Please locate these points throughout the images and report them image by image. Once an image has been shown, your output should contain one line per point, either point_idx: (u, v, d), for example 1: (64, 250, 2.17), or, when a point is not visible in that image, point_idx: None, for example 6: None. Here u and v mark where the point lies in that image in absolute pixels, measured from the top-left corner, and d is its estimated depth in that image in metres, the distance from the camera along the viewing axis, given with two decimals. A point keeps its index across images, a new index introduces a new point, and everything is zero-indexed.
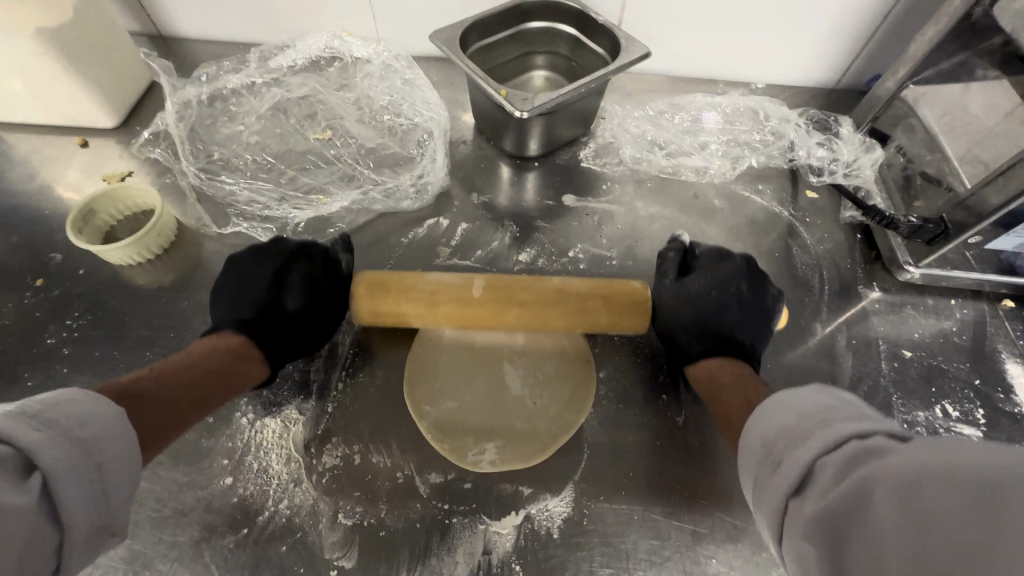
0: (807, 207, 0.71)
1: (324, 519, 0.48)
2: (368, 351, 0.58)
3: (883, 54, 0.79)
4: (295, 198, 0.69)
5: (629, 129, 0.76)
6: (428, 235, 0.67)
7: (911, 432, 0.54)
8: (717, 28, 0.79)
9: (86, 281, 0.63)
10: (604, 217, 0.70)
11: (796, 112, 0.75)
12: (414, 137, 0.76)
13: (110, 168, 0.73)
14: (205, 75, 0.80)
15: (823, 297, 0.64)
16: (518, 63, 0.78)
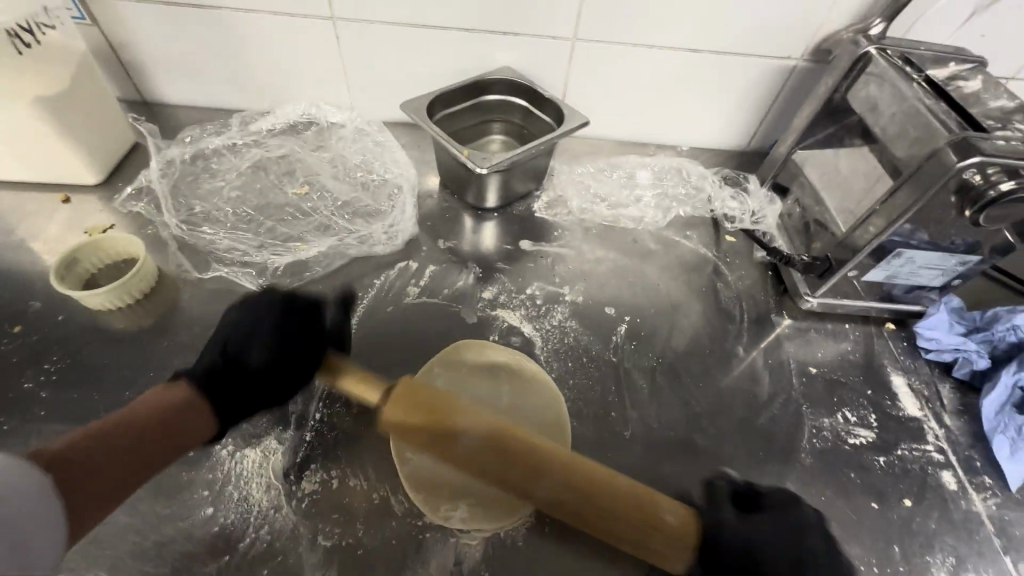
0: (726, 249, 0.83)
1: (303, 541, 0.51)
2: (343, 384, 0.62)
3: (779, 124, 0.96)
4: (273, 245, 0.75)
5: (575, 183, 0.87)
6: (398, 277, 0.74)
7: (819, 436, 0.64)
8: (645, 102, 0.93)
9: (65, 327, 0.65)
10: (556, 260, 0.79)
11: (712, 170, 0.89)
12: (385, 192, 0.84)
13: (92, 221, 0.77)
14: (190, 137, 0.87)
15: (743, 325, 0.75)
16: (478, 128, 0.89)
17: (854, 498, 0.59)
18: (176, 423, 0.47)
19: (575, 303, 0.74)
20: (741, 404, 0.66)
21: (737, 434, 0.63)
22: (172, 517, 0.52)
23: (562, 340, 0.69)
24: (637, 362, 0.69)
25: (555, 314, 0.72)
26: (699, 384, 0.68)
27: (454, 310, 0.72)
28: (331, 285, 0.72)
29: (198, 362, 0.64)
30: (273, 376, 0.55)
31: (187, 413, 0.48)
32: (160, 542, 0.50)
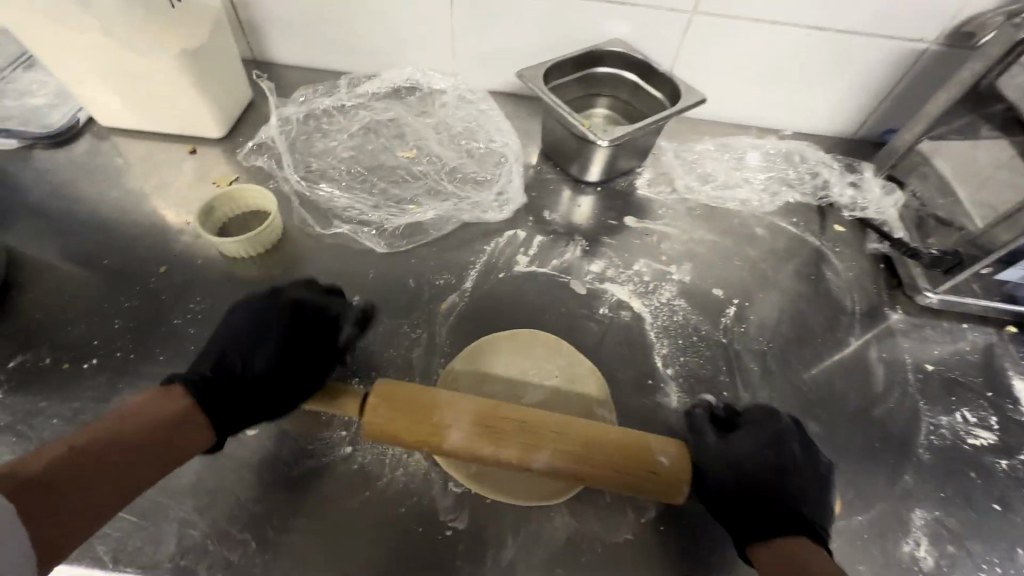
0: (836, 238, 0.81)
1: (437, 486, 0.54)
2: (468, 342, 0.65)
3: (896, 110, 0.92)
4: (388, 207, 0.77)
5: (679, 163, 0.86)
6: (508, 245, 0.75)
7: (937, 433, 0.63)
8: (756, 80, 0.90)
9: (204, 272, 0.69)
10: (661, 237, 0.79)
11: (830, 156, 0.86)
12: (491, 160, 0.85)
13: (218, 173, 0.81)
14: (303, 96, 0.89)
15: (854, 316, 0.73)
16: (583, 101, 0.88)
17: (973, 497, 0.59)
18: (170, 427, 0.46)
19: (683, 281, 0.74)
20: (854, 394, 0.65)
21: (852, 423, 0.63)
22: (316, 452, 0.55)
23: (672, 317, 0.70)
24: (747, 345, 0.69)
25: (663, 291, 0.72)
26: (810, 372, 0.67)
27: (563, 280, 0.72)
28: (443, 247, 0.74)
29: None
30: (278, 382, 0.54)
31: (182, 425, 0.47)
32: (307, 473, 0.54)
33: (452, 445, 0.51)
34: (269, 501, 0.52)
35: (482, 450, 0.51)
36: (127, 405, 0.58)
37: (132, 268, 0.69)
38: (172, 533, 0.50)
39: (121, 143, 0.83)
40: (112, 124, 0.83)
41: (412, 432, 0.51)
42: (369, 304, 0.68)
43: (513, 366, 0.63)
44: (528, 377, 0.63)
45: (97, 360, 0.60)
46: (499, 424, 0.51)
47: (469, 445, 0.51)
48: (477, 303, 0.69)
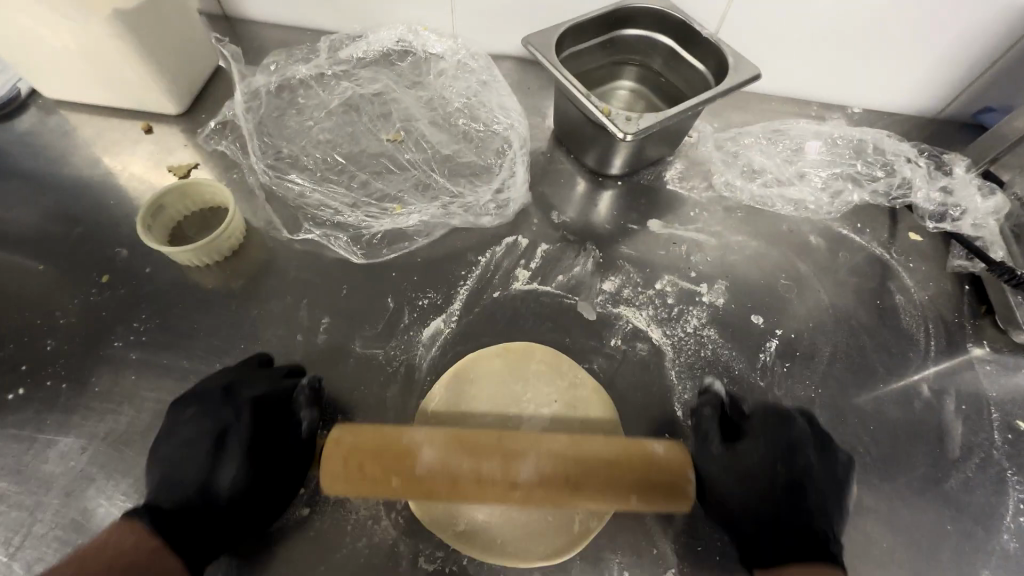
0: (909, 250, 0.66)
1: (404, 561, 0.46)
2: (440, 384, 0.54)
3: (1001, 84, 0.73)
4: (368, 204, 0.66)
5: (719, 151, 0.71)
6: (506, 254, 0.64)
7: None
8: (822, 46, 0.73)
9: (153, 281, 0.60)
10: (692, 246, 0.66)
11: (913, 148, 0.69)
12: (492, 146, 0.72)
13: (176, 158, 0.71)
14: (275, 63, 0.76)
15: (929, 353, 0.59)
16: (606, 72, 0.73)
17: None
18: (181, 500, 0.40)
19: (715, 305, 0.61)
20: (922, 457, 0.53)
21: (916, 496, 0.51)
22: None
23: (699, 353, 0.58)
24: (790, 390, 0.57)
25: (690, 317, 0.60)
26: (868, 425, 0.55)
27: (570, 301, 0.61)
28: (429, 258, 0.63)
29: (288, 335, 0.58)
30: (254, 499, 0.44)
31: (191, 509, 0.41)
32: (253, 539, 0.46)
33: (423, 467, 0.43)
34: (209, 571, 0.45)
35: (457, 473, 0.43)
36: (56, 444, 0.50)
37: (74, 275, 0.60)
38: None
39: (70, 119, 0.73)
40: (59, 97, 0.73)
41: (374, 487, 0.43)
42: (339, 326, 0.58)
43: (505, 386, 0.55)
44: (523, 400, 0.54)
45: (24, 389, 0.53)
46: (473, 442, 0.44)
47: (439, 460, 0.43)
48: (466, 329, 0.59)
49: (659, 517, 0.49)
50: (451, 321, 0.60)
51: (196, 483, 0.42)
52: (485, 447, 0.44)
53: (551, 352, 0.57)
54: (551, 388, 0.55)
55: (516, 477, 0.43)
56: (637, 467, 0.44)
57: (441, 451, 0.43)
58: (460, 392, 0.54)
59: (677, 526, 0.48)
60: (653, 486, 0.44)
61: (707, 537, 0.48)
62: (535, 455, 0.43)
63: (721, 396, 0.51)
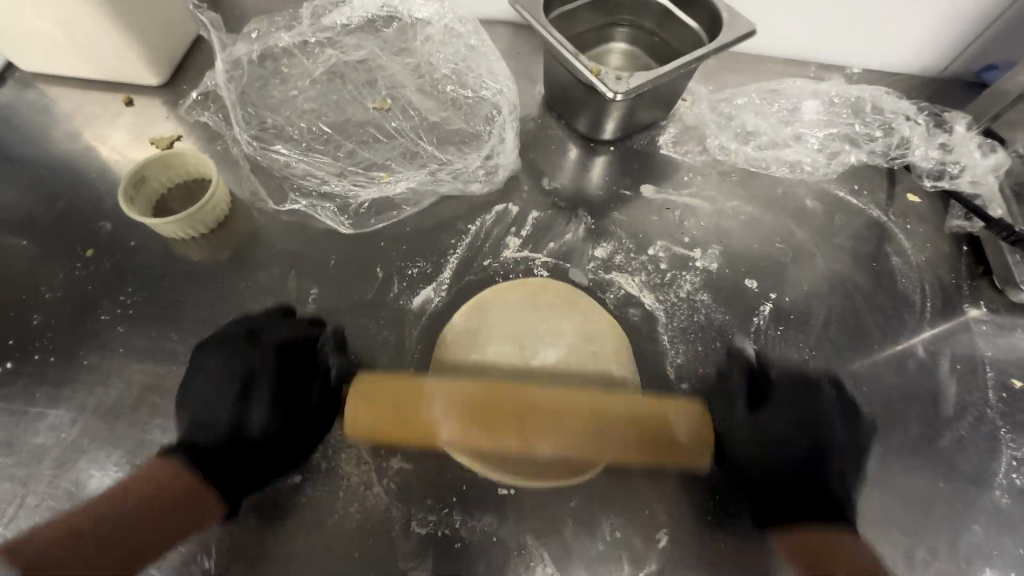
0: (906, 211, 0.65)
1: (396, 526, 0.46)
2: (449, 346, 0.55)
3: (1004, 40, 0.71)
4: (355, 174, 0.64)
5: (714, 114, 0.69)
6: (497, 222, 0.63)
7: (1017, 469, 0.51)
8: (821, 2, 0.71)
9: (138, 255, 0.59)
10: (685, 211, 0.65)
11: (912, 105, 0.67)
12: (481, 113, 0.70)
13: (158, 131, 0.69)
14: (256, 30, 0.74)
15: (925, 314, 0.59)
16: (598, 33, 0.71)
17: None
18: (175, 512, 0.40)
19: (708, 270, 0.60)
20: (916, 417, 0.53)
21: (908, 455, 0.51)
22: (257, 481, 0.47)
23: (691, 319, 0.58)
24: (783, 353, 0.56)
25: (683, 283, 0.59)
26: (862, 386, 0.55)
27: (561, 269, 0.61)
28: (419, 227, 0.62)
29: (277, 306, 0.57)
30: (284, 437, 0.47)
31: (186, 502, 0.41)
32: (246, 507, 0.46)
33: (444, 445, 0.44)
34: (201, 537, 0.45)
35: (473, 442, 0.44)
36: (47, 416, 0.51)
37: (59, 250, 0.60)
38: None
39: (48, 93, 0.71)
40: (36, 69, 0.71)
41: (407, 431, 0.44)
42: (329, 297, 0.58)
43: (522, 314, 0.57)
44: (537, 334, 0.56)
45: (12, 363, 0.53)
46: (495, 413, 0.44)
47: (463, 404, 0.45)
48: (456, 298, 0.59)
49: (651, 479, 0.49)
50: (441, 290, 0.59)
51: (231, 420, 0.46)
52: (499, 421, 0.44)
53: (564, 286, 0.58)
54: (564, 325, 0.56)
55: (534, 444, 0.44)
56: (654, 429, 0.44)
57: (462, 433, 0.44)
58: (476, 324, 0.56)
59: (668, 487, 0.49)
60: (669, 447, 0.44)
61: (698, 497, 0.48)
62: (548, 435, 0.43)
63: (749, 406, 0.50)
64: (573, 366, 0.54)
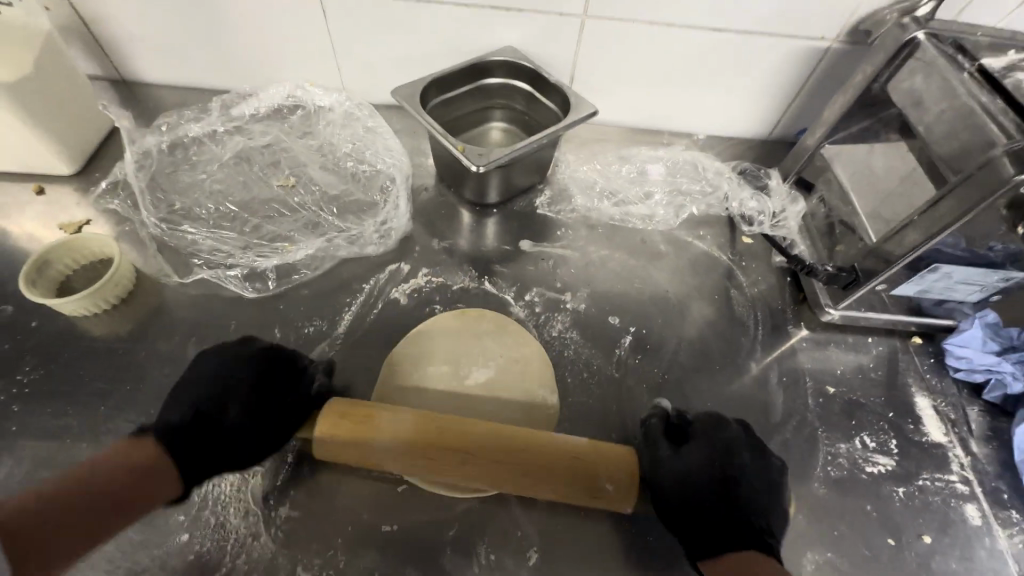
0: (742, 251, 0.77)
1: (283, 572, 0.49)
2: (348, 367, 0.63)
3: (807, 110, 0.88)
4: (258, 245, 0.70)
5: (579, 179, 0.81)
6: (387, 283, 0.70)
7: (834, 463, 0.60)
8: (657, 86, 0.87)
9: (38, 335, 0.62)
10: (558, 261, 0.74)
11: (728, 166, 0.82)
12: (377, 184, 0.79)
13: (67, 216, 0.73)
14: (166, 123, 0.82)
15: (757, 336, 0.70)
16: (477, 115, 0.83)
17: (867, 532, 0.56)
18: (137, 475, 0.44)
19: (577, 310, 0.69)
20: (751, 425, 0.62)
21: None
22: (145, 544, 0.50)
23: (562, 355, 0.65)
24: (641, 378, 0.64)
25: (554, 324, 0.68)
26: (708, 402, 0.64)
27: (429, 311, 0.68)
28: (317, 290, 0.68)
29: (177, 374, 0.61)
30: (249, 437, 0.51)
31: (147, 478, 0.45)
32: (133, 570, 0.48)
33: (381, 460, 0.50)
34: None
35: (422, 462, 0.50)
36: None
37: None
38: None
39: None
40: None
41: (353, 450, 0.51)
42: None
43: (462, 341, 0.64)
44: (472, 358, 0.63)
45: None
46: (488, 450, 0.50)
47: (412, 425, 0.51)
48: (349, 347, 0.64)
49: (522, 504, 0.54)
50: (335, 344, 0.65)
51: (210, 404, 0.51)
52: (448, 452, 0.50)
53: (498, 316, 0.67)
54: (494, 346, 0.64)
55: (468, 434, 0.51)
56: (586, 467, 0.51)
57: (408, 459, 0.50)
58: (416, 355, 0.63)
59: (538, 510, 0.54)
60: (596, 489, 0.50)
61: (564, 518, 0.54)
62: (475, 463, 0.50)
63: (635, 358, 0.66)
64: (499, 393, 0.61)
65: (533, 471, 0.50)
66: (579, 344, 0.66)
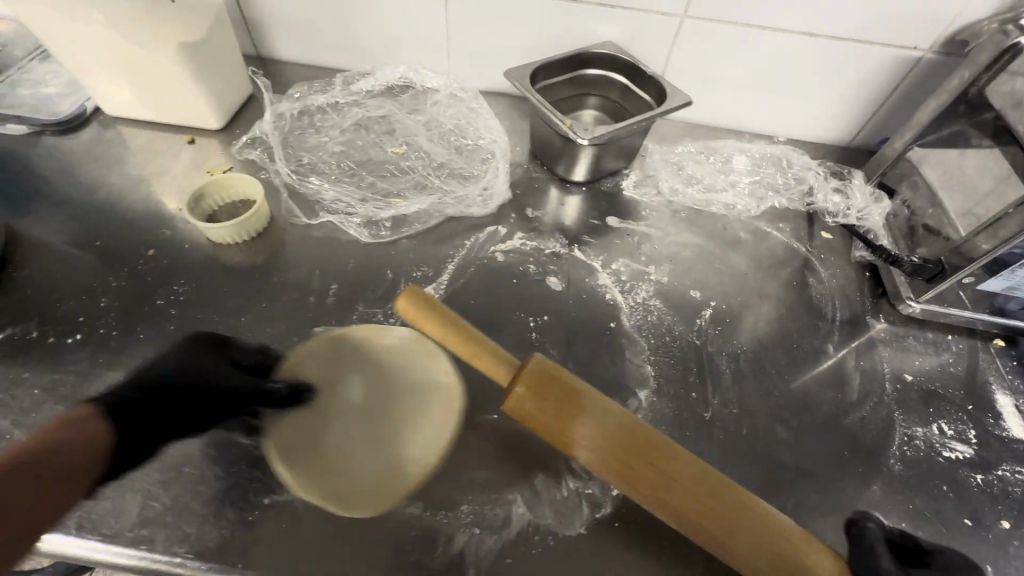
0: (821, 245, 0.80)
1: None
2: (450, 308, 0.69)
3: (892, 119, 0.91)
4: (375, 199, 0.79)
5: (666, 166, 0.86)
6: (487, 240, 0.76)
7: (911, 445, 0.61)
8: (745, 89, 0.91)
9: (191, 255, 0.72)
10: (643, 238, 0.79)
11: (815, 163, 0.86)
12: (479, 156, 0.86)
13: (214, 163, 0.84)
14: (298, 93, 0.93)
15: (835, 323, 0.72)
16: (574, 102, 0.89)
17: (944, 510, 0.57)
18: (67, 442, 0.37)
19: (660, 282, 0.74)
20: (829, 401, 0.64)
21: (823, 430, 0.62)
22: None
23: (646, 318, 0.69)
24: (721, 347, 0.68)
25: (639, 292, 0.72)
26: (785, 376, 0.66)
27: (523, 269, 0.74)
28: (423, 242, 0.75)
29: (303, 298, 0.68)
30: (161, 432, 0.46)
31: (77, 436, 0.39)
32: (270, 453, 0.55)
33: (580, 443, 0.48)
34: (230, 475, 0.54)
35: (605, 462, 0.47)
36: (106, 378, 0.60)
37: (126, 250, 0.72)
38: (134, 504, 0.51)
39: (126, 132, 0.87)
40: (120, 114, 0.87)
41: (552, 417, 0.49)
42: (347, 290, 0.69)
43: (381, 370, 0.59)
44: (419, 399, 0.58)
45: (81, 335, 0.63)
46: (643, 457, 0.47)
47: (620, 435, 0.48)
48: (451, 294, 0.70)
49: None
50: (440, 289, 0.71)
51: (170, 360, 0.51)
52: (664, 463, 0.47)
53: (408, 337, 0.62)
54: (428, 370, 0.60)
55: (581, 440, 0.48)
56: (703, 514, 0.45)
57: (600, 459, 0.47)
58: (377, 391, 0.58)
59: None
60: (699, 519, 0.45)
61: None
62: (596, 454, 0.47)
63: (716, 331, 0.69)
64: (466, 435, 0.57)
65: (660, 488, 0.46)
66: (663, 309, 0.71)
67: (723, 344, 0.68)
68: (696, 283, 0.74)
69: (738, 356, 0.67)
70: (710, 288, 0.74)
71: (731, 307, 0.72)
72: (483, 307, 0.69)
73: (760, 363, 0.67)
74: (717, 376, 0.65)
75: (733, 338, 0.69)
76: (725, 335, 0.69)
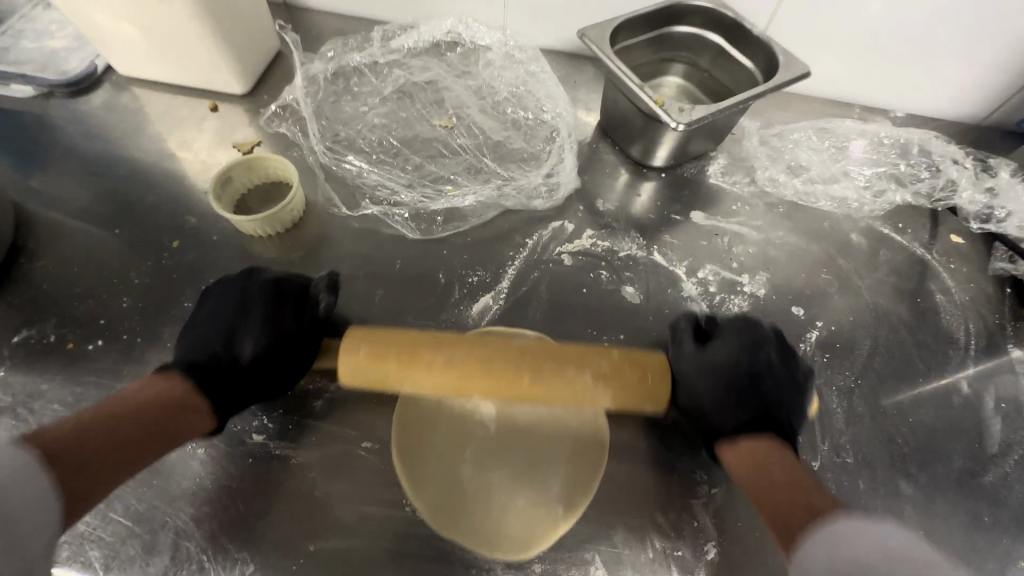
0: (951, 251, 0.67)
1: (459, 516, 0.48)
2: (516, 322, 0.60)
3: None
4: (424, 186, 0.68)
5: (763, 150, 0.73)
6: (553, 238, 0.66)
7: None
8: (863, 53, 0.75)
9: (219, 248, 0.64)
10: (733, 238, 0.67)
11: (960, 153, 0.72)
12: (541, 134, 0.74)
13: (239, 136, 0.74)
14: (331, 51, 0.80)
15: (968, 351, 0.60)
16: (655, 67, 0.75)
17: None
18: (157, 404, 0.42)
19: (756, 295, 0.63)
20: (962, 451, 0.54)
21: (954, 488, 0.52)
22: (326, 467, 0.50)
23: None
24: (830, 379, 0.57)
25: (731, 307, 0.62)
26: (908, 417, 0.56)
27: (594, 274, 0.63)
28: (479, 238, 0.65)
29: (345, 303, 0.60)
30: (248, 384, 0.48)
31: (188, 412, 0.44)
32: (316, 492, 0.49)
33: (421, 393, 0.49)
34: (274, 517, 0.48)
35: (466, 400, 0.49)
36: None
37: (148, 241, 0.64)
38: (170, 545, 0.46)
39: (142, 96, 0.77)
40: (135, 75, 0.77)
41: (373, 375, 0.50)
42: (394, 296, 0.61)
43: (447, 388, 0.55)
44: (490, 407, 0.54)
45: (102, 341, 0.57)
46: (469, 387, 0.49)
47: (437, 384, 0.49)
48: (512, 305, 0.61)
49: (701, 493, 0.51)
50: (499, 298, 0.61)
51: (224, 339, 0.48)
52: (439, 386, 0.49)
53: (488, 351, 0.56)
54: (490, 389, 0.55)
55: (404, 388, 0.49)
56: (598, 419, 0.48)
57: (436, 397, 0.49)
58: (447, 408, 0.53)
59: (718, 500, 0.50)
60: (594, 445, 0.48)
61: (746, 515, 0.50)
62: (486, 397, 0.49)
63: (823, 357, 0.59)
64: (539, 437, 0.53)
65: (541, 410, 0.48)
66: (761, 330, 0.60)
67: (834, 376, 0.58)
68: (798, 296, 0.63)
69: (851, 390, 0.57)
70: (816, 303, 0.63)
71: (841, 327, 0.61)
72: (550, 322, 0.60)
73: (878, 400, 0.56)
74: (827, 415, 0.55)
75: (844, 367, 0.58)
76: (835, 363, 0.58)
